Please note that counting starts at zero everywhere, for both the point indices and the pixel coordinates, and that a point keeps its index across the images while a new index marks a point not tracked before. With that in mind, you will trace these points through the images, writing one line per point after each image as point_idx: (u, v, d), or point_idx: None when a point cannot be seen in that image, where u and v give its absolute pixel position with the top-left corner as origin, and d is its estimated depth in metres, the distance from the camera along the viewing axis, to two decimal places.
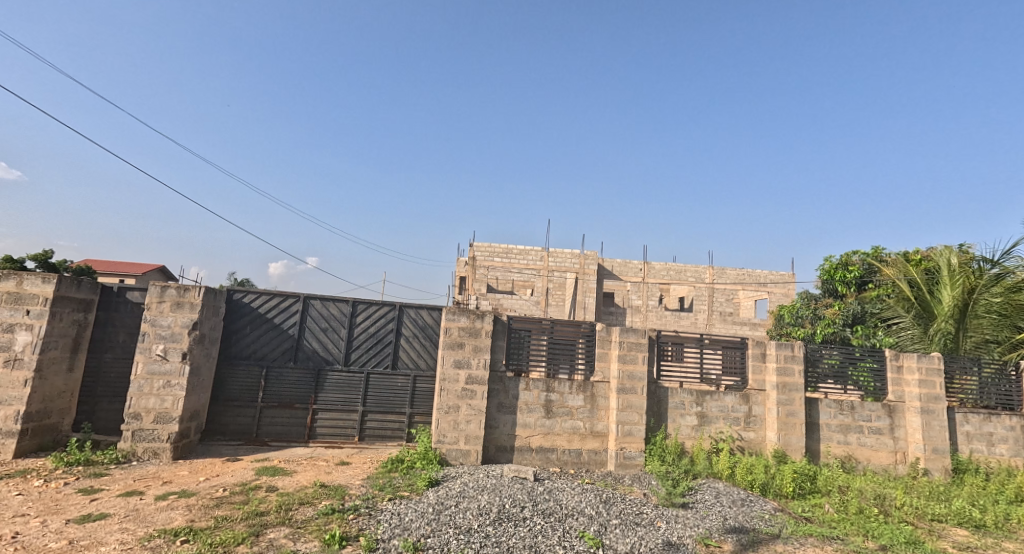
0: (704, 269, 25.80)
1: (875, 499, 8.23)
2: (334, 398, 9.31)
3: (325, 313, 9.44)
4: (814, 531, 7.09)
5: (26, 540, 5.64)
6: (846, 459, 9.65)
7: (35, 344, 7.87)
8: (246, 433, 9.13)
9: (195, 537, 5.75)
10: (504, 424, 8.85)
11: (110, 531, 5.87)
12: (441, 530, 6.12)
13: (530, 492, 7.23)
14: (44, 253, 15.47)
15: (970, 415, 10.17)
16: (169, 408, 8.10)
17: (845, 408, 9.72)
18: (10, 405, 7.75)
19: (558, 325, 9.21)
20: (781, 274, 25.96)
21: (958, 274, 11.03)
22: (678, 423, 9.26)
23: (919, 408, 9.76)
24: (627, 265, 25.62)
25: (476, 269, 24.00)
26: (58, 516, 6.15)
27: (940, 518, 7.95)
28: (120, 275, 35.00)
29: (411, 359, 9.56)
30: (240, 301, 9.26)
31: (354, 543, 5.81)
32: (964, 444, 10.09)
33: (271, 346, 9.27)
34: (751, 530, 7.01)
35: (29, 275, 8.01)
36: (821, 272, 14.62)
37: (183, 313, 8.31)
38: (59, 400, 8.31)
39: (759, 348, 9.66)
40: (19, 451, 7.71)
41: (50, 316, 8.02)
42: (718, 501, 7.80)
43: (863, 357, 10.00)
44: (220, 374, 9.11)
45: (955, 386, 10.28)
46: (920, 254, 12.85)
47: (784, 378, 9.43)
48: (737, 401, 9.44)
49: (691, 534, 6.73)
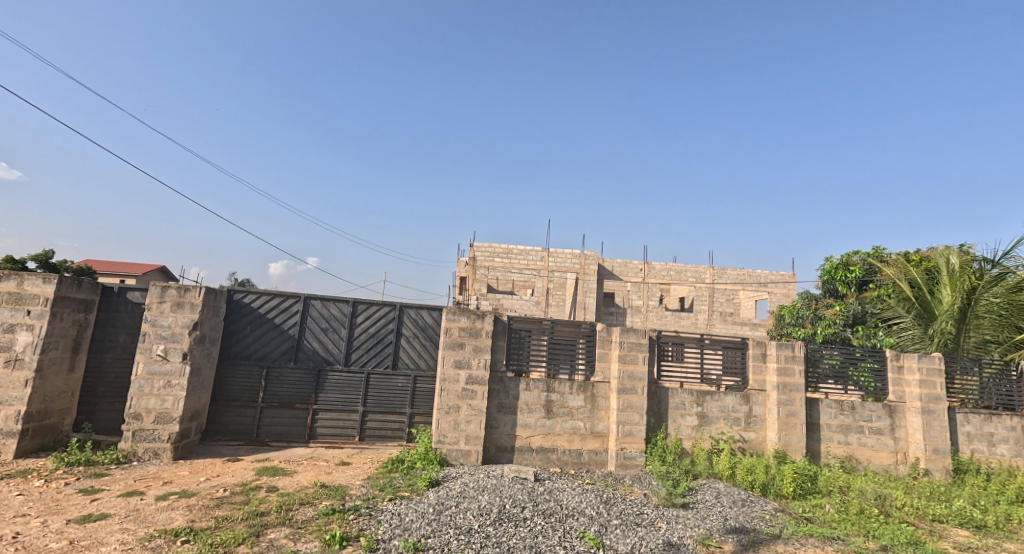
0: (704, 269, 25.80)
1: (876, 500, 8.22)
2: (335, 398, 9.31)
3: (326, 313, 9.45)
4: (815, 531, 7.09)
5: (27, 540, 5.64)
6: (847, 460, 9.64)
7: (36, 344, 7.88)
8: (247, 433, 9.13)
9: (196, 537, 5.76)
10: (504, 424, 8.85)
11: (110, 531, 5.87)
12: (441, 530, 6.12)
13: (530, 493, 7.23)
14: (44, 253, 15.49)
15: (971, 415, 10.17)
16: (169, 408, 8.11)
17: (845, 408, 9.71)
18: (10, 405, 7.75)
19: (558, 325, 9.21)
20: (781, 274, 25.97)
21: (958, 274, 11.03)
22: (678, 423, 9.26)
23: (920, 409, 9.75)
24: (627, 265, 25.62)
25: (476, 269, 24.03)
26: (59, 516, 6.16)
27: (941, 518, 7.94)
28: (121, 275, 35.06)
29: (412, 360, 9.57)
30: (241, 301, 9.27)
31: (354, 544, 5.82)
32: (965, 444, 10.08)
33: (272, 346, 9.27)
34: (751, 530, 7.01)
35: (29, 275, 8.02)
36: (821, 272, 14.63)
37: (183, 313, 8.32)
38: (60, 400, 8.31)
39: (760, 348, 9.65)
40: (20, 452, 7.72)
41: (51, 317, 8.03)
42: (719, 501, 7.79)
43: (863, 357, 9.99)
44: (220, 374, 9.11)
45: (955, 386, 10.27)
46: (920, 254, 12.85)
47: (784, 378, 9.42)
48: (737, 401, 9.44)
49: (692, 534, 6.73)
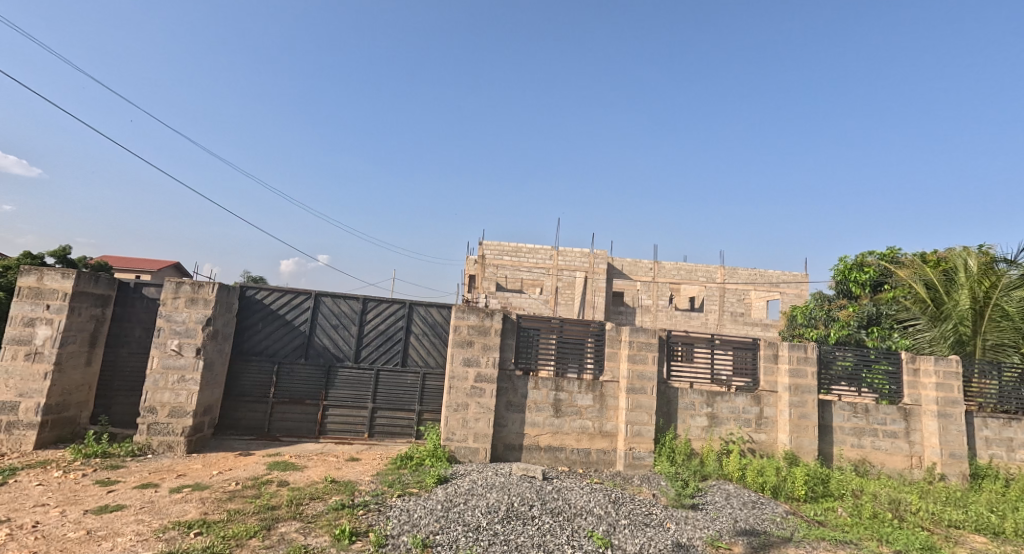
0: (715, 269, 25.57)
1: (890, 503, 8.12)
2: (345, 395, 9.40)
3: (337, 310, 9.53)
4: (827, 535, 7.00)
5: (46, 529, 5.77)
6: (860, 463, 9.51)
7: (55, 338, 8.06)
8: (258, 428, 9.25)
9: (208, 529, 5.86)
10: (512, 422, 8.87)
11: (126, 522, 5.98)
12: (449, 527, 6.15)
13: (539, 492, 7.22)
14: (62, 249, 15.82)
15: (989, 419, 9.99)
16: (183, 402, 8.24)
17: (858, 410, 9.58)
18: (30, 398, 7.93)
19: (567, 324, 9.19)
20: (795, 275, 25.69)
21: (976, 275, 10.89)
22: (687, 423, 9.21)
23: (936, 412, 9.59)
24: (637, 264, 25.46)
25: (485, 267, 24.14)
26: (77, 507, 6.30)
27: (957, 524, 7.79)
28: (137, 270, 35.83)
29: (421, 357, 9.62)
30: (253, 297, 9.39)
31: (364, 538, 5.88)
32: (982, 449, 9.90)
33: (282, 342, 9.38)
34: (762, 533, 6.95)
35: (48, 270, 8.19)
36: (834, 273, 14.34)
37: (197, 309, 8.44)
38: (78, 393, 8.49)
39: (771, 349, 9.54)
40: (39, 443, 7.91)
41: (69, 311, 8.21)
42: (728, 502, 7.74)
43: (878, 359, 9.82)
44: (232, 369, 9.24)
45: (973, 389, 10.10)
46: (937, 254, 12.57)
47: (796, 380, 9.32)
48: (748, 402, 9.36)
49: (701, 535, 6.67)
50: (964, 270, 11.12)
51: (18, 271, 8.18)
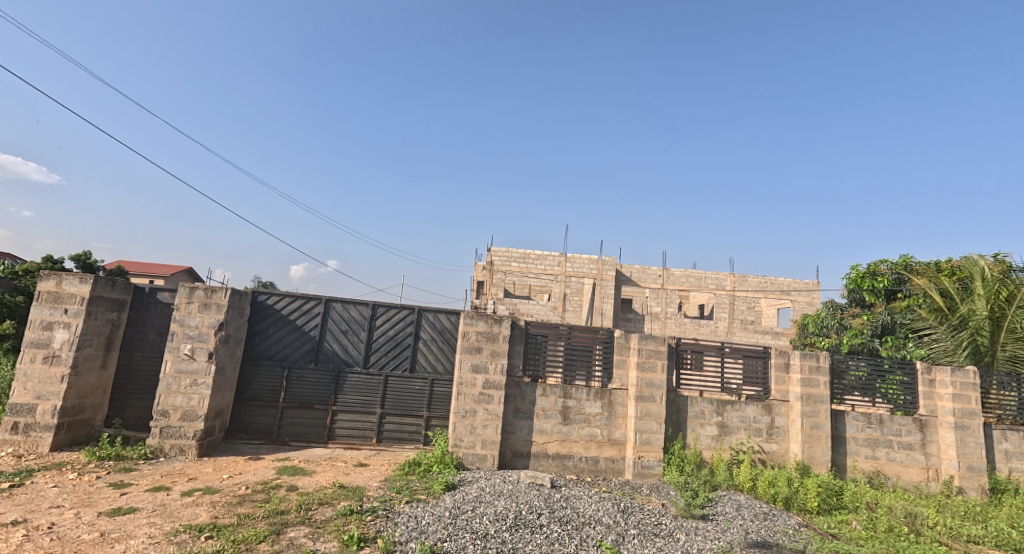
0: (724, 276, 25.42)
1: (906, 517, 7.97)
2: (353, 400, 9.45)
3: (346, 315, 9.61)
4: (841, 548, 6.89)
5: (61, 530, 5.86)
6: (875, 475, 9.34)
7: (72, 342, 8.22)
8: (268, 432, 9.34)
9: (219, 533, 5.91)
10: (521, 429, 8.85)
11: (138, 525, 6.06)
12: (457, 534, 6.14)
13: (547, 500, 7.19)
14: (83, 253, 16.29)
15: (1009, 432, 9.77)
16: (195, 406, 8.36)
17: (872, 421, 9.42)
18: (47, 400, 8.09)
19: (576, 330, 9.15)
20: (806, 283, 25.62)
21: (993, 283, 10.71)
22: (697, 432, 9.11)
23: (952, 424, 9.40)
24: (646, 271, 25.33)
25: (493, 273, 24.26)
26: (90, 509, 6.39)
27: (976, 539, 7.59)
28: (151, 275, 36.49)
29: (429, 363, 9.66)
30: (264, 302, 9.50)
31: (372, 544, 5.90)
32: (1002, 462, 9.68)
33: (293, 347, 9.47)
34: (774, 545, 6.85)
35: (67, 275, 8.37)
36: (846, 281, 14.10)
37: (210, 314, 8.57)
38: (93, 396, 8.64)
39: (782, 358, 9.48)
40: (55, 445, 8.07)
41: (86, 315, 8.37)
42: (740, 513, 7.62)
43: (892, 369, 9.69)
44: (244, 374, 9.36)
45: (991, 400, 9.91)
46: (952, 261, 12.32)
47: (808, 389, 9.19)
48: (758, 411, 9.24)
49: (711, 546, 6.58)
50: (980, 280, 10.82)
51: (38, 276, 8.36)
